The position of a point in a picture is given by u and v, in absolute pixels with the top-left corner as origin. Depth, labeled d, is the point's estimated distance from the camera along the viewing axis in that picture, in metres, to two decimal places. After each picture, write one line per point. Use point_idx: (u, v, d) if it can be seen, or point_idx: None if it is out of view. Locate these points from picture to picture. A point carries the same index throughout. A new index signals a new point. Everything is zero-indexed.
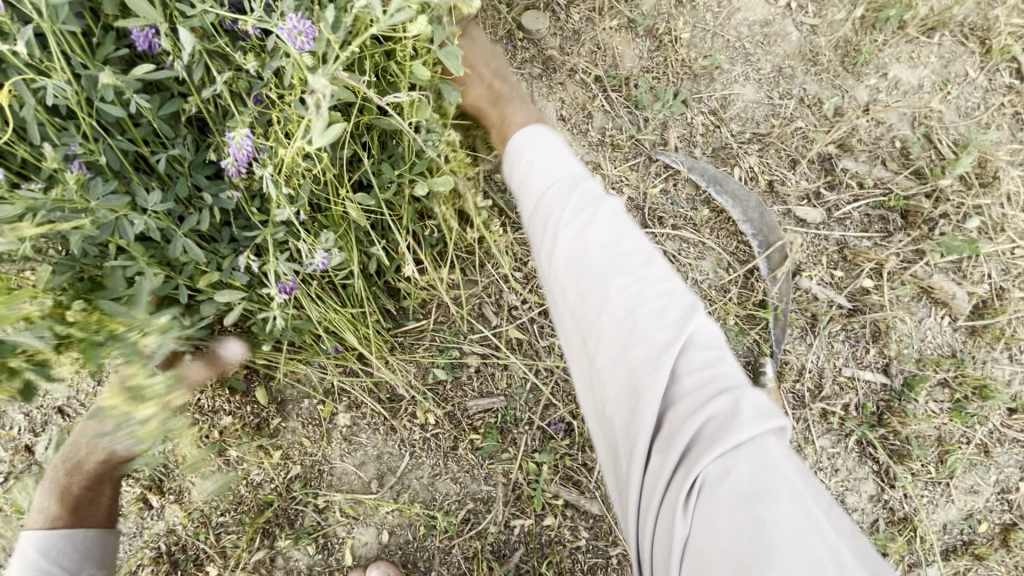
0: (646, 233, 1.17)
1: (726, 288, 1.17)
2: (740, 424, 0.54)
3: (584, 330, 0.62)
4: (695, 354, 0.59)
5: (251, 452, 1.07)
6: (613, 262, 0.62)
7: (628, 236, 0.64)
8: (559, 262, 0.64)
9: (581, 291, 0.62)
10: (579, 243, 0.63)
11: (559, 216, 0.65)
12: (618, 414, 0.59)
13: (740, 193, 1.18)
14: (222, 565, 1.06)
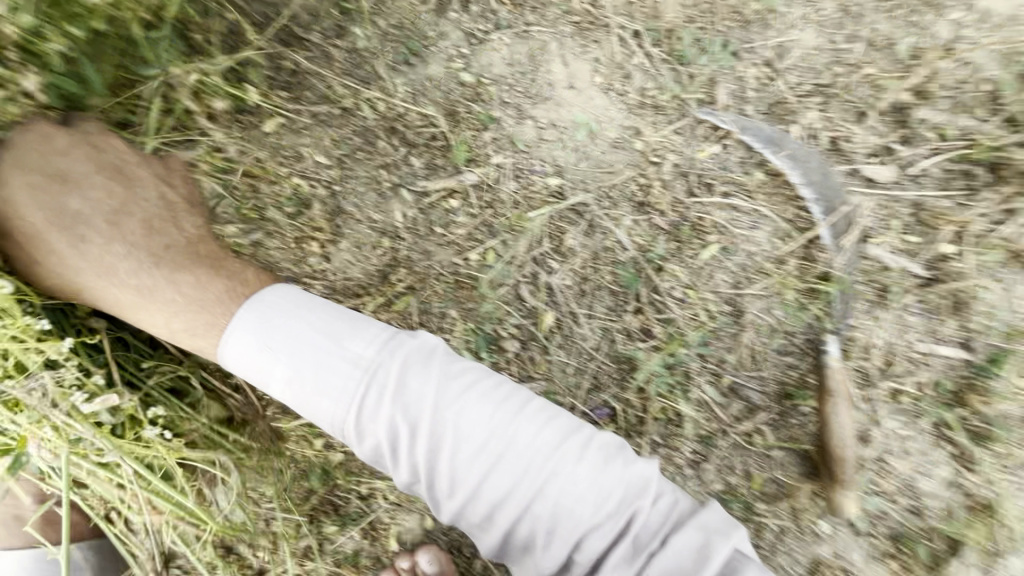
0: (693, 202, 1.08)
1: (784, 259, 1.07)
2: (641, 484, 0.71)
3: (496, 513, 0.70)
4: (602, 471, 0.70)
5: (293, 440, 1.08)
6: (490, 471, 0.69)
7: (491, 428, 0.70)
8: (439, 470, 0.70)
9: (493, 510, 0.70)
10: (444, 450, 0.70)
11: (409, 422, 0.71)
12: (572, 552, 0.69)
13: (800, 154, 1.07)
14: (273, 550, 1.08)
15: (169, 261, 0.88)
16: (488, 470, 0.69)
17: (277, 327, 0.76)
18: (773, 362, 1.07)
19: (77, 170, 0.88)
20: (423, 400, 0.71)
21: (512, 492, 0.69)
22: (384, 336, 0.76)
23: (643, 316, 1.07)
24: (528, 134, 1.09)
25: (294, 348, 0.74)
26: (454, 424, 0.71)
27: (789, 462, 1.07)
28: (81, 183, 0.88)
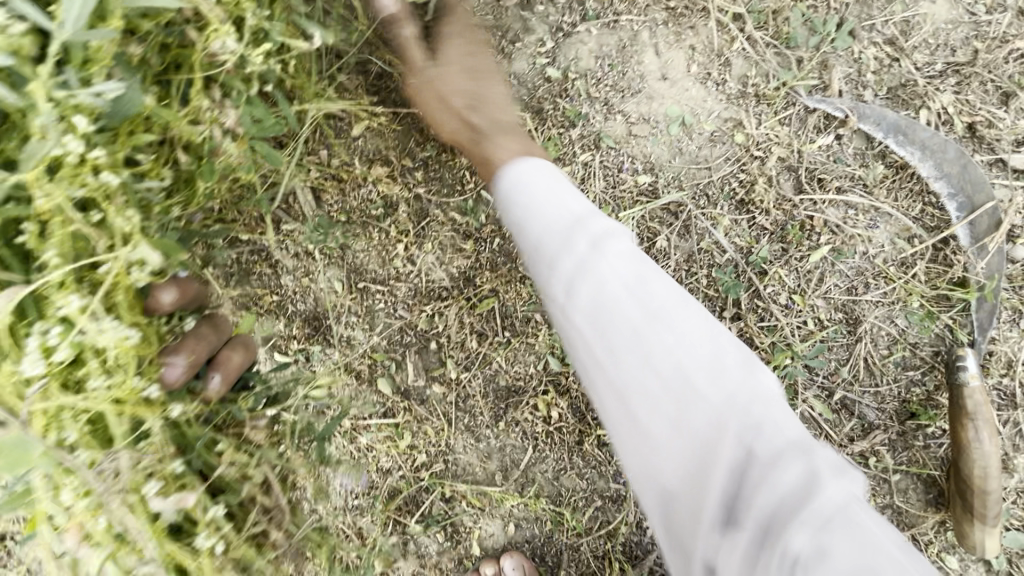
0: (801, 199, 0.98)
1: (909, 262, 0.96)
2: (813, 483, 0.49)
3: (636, 420, 0.58)
4: (769, 433, 0.53)
5: (380, 439, 1.09)
6: (694, 353, 0.57)
7: (682, 326, 0.59)
8: (596, 349, 0.60)
9: (673, 419, 0.56)
10: (613, 326, 0.59)
11: (580, 283, 0.61)
12: (677, 483, 0.56)
13: (932, 143, 0.95)
14: (360, 547, 1.09)
15: (489, 122, 0.90)
16: (656, 384, 0.57)
17: (540, 204, 0.67)
18: (893, 377, 0.96)
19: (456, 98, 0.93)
20: (622, 298, 0.59)
21: (657, 387, 0.57)
22: (615, 235, 0.64)
23: (743, 324, 0.99)
24: (617, 129, 1.03)
25: (540, 214, 0.66)
26: (648, 332, 0.58)
27: (912, 488, 0.97)
28: (485, 103, 0.93)
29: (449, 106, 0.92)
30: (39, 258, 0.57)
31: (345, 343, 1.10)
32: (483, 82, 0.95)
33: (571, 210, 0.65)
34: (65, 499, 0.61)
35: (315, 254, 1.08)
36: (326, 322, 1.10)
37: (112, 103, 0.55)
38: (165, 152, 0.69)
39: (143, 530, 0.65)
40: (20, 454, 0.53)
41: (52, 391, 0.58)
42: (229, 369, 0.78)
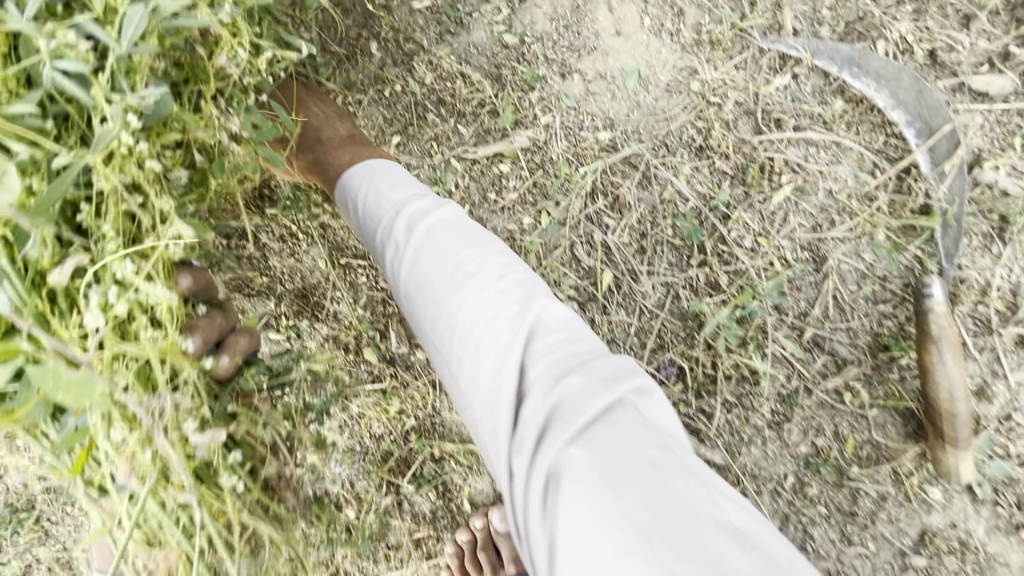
0: (761, 141, 0.98)
1: (873, 195, 0.95)
2: (585, 392, 0.56)
3: (445, 357, 0.63)
4: (549, 348, 0.60)
5: (369, 405, 1.15)
6: (496, 295, 0.63)
7: (480, 266, 0.65)
8: (416, 301, 0.66)
9: (473, 357, 0.60)
10: (426, 278, 0.65)
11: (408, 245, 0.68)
12: (484, 417, 0.60)
13: (888, 72, 0.94)
14: (357, 508, 1.14)
15: (321, 148, 0.91)
16: (454, 321, 0.62)
17: (377, 176, 0.80)
18: (864, 312, 0.96)
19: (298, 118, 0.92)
20: (434, 250, 0.67)
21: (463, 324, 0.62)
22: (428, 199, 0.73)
23: (710, 269, 1.00)
24: (575, 88, 1.05)
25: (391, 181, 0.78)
26: (452, 275, 0.64)
27: (890, 422, 0.97)
28: (323, 126, 0.93)
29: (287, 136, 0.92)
30: (93, 232, 0.54)
31: (331, 316, 1.15)
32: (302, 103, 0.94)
33: (390, 201, 0.74)
34: (114, 437, 0.61)
35: (297, 234, 1.14)
36: (312, 298, 1.15)
37: (153, 105, 0.54)
38: (184, 153, 0.65)
39: (182, 465, 0.64)
40: (84, 390, 0.50)
41: (107, 339, 0.56)
42: (237, 350, 0.81)
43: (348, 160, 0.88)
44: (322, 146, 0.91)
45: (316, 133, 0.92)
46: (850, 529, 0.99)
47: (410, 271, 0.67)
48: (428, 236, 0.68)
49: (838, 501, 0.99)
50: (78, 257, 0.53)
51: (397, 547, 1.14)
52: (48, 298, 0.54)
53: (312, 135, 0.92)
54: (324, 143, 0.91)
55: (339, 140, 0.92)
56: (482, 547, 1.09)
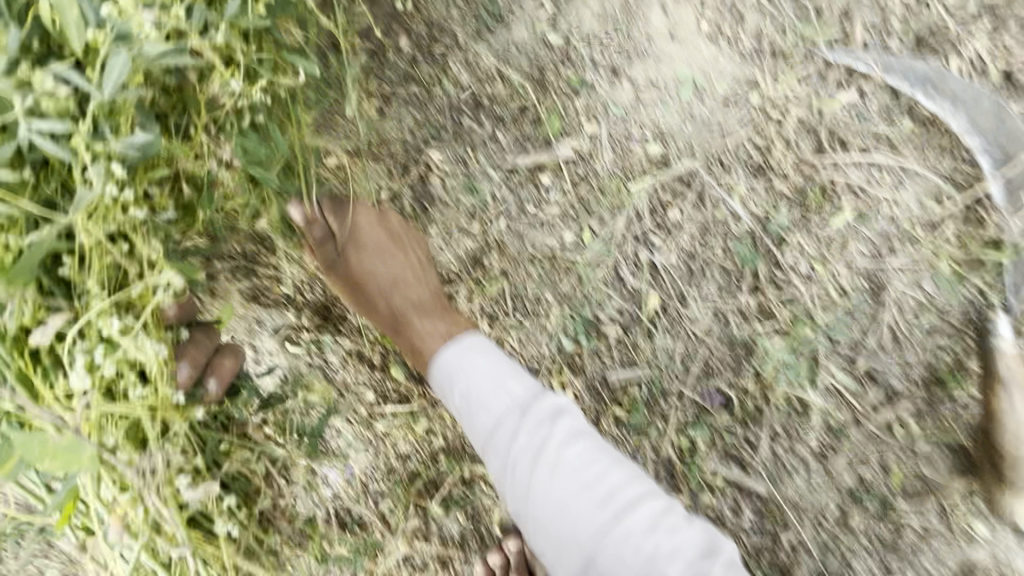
0: (823, 161, 0.93)
1: (939, 224, 0.91)
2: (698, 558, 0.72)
3: (574, 537, 0.74)
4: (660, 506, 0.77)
5: (396, 425, 1.10)
6: (616, 493, 0.77)
7: (609, 471, 0.78)
8: (552, 509, 0.75)
9: (599, 512, 0.75)
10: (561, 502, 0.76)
11: (540, 466, 0.77)
12: None
13: (964, 94, 0.88)
14: (382, 530, 1.10)
15: (427, 314, 0.91)
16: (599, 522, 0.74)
17: (486, 371, 0.84)
18: (921, 344, 0.93)
19: (398, 273, 0.92)
20: (569, 473, 0.77)
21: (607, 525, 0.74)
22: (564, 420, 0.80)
23: (762, 296, 0.95)
24: (625, 97, 0.98)
25: (508, 375, 0.83)
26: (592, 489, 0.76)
27: (940, 456, 0.94)
28: (417, 283, 0.93)
29: (381, 274, 0.91)
30: (80, 289, 0.64)
31: (356, 331, 1.09)
32: (394, 257, 0.92)
33: (512, 400, 0.82)
34: (104, 495, 0.69)
35: None
36: (336, 312, 1.09)
37: (136, 151, 0.60)
38: (173, 187, 0.73)
39: (173, 519, 0.71)
40: (73, 457, 0.61)
41: (97, 399, 0.65)
42: (223, 375, 0.79)
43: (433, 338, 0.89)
44: (418, 311, 0.91)
45: (416, 288, 0.92)
46: (892, 561, 0.97)
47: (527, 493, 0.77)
48: (559, 429, 0.79)
49: (881, 533, 0.97)
50: (60, 318, 0.62)
51: (423, 569, 1.10)
52: (31, 358, 0.64)
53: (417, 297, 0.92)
54: (424, 323, 0.90)
55: (439, 308, 0.93)
56: (516, 569, 1.06)
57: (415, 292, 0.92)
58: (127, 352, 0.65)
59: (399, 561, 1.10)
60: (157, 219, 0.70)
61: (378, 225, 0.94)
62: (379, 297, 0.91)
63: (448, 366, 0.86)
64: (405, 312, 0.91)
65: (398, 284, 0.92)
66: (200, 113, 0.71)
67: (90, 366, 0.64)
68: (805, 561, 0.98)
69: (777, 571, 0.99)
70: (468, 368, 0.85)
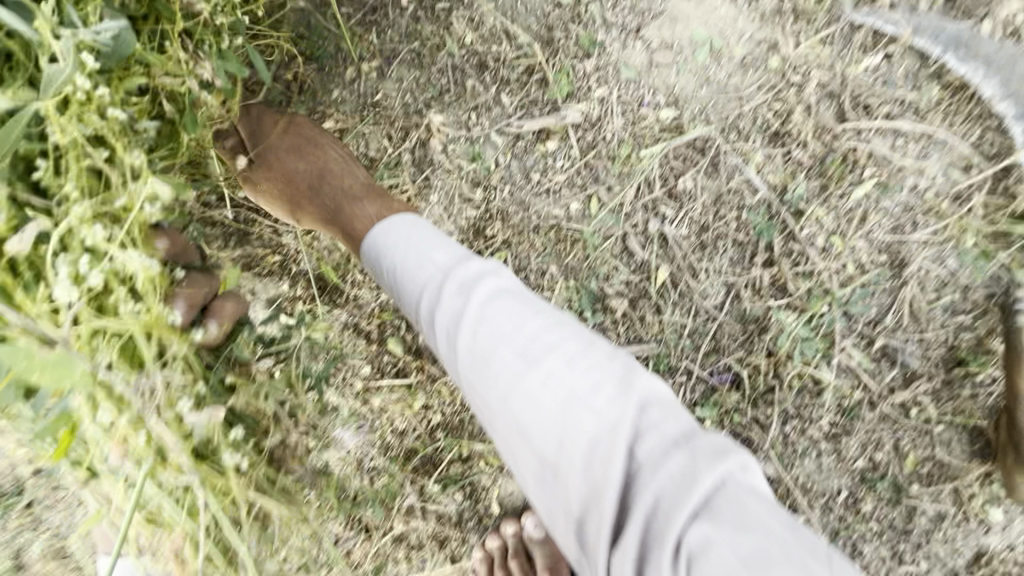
0: (844, 129, 0.88)
1: (965, 196, 0.86)
2: (690, 471, 0.49)
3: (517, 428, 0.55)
4: (653, 416, 0.53)
5: (393, 399, 1.06)
6: (571, 375, 0.56)
7: (562, 354, 0.57)
8: (486, 391, 0.57)
9: (550, 416, 0.54)
10: (499, 376, 0.57)
11: (466, 336, 0.59)
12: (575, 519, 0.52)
13: (997, 58, 0.83)
14: (377, 507, 1.07)
15: (343, 208, 0.86)
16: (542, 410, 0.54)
17: (419, 235, 0.71)
18: (941, 323, 0.89)
19: (329, 161, 0.89)
20: (495, 338, 0.58)
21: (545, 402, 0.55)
22: (493, 290, 0.62)
23: (777, 270, 0.91)
24: (637, 58, 0.93)
25: (436, 241, 0.69)
26: (535, 373, 0.56)
27: (956, 439, 0.91)
28: (316, 185, 0.88)
29: (294, 162, 0.88)
30: (57, 194, 0.52)
31: (352, 301, 1.05)
32: (309, 147, 0.89)
33: (435, 266, 0.65)
34: (101, 421, 0.60)
35: None
36: (331, 283, 1.05)
37: (110, 43, 0.52)
38: (150, 103, 0.61)
39: (180, 445, 0.64)
40: (63, 370, 0.52)
41: (85, 313, 0.55)
42: (223, 317, 0.77)
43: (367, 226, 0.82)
44: (353, 196, 0.86)
45: (346, 176, 0.88)
46: (903, 546, 0.94)
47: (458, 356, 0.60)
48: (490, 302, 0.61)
49: (893, 518, 0.94)
50: (39, 225, 0.49)
51: (419, 547, 1.08)
52: (10, 272, 0.53)
53: (321, 189, 0.87)
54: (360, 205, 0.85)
55: (373, 192, 0.87)
56: (514, 554, 1.03)
57: (350, 176, 0.89)
58: (126, 256, 0.55)
59: (394, 539, 1.08)
60: (137, 131, 0.58)
61: (285, 136, 0.89)
62: (280, 177, 0.88)
63: (377, 237, 0.75)
64: (291, 193, 0.89)
65: (285, 175, 0.88)
66: (177, 23, 0.60)
67: (76, 277, 0.52)
68: None
69: None
70: (405, 235, 0.73)
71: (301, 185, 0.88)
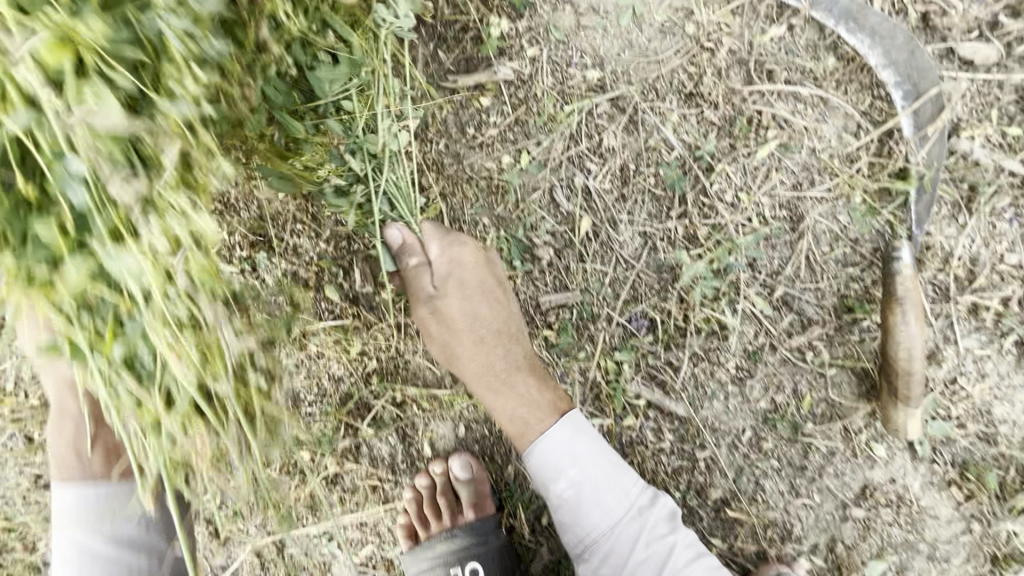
0: (750, 92, 0.96)
1: (854, 156, 0.95)
2: None
3: (593, 538, 0.91)
4: (684, 554, 0.91)
5: (329, 345, 1.09)
6: (655, 541, 0.91)
7: (641, 541, 0.91)
8: (578, 508, 0.91)
9: (617, 532, 0.91)
10: (607, 549, 0.91)
11: (582, 509, 0.91)
12: None
13: (883, 29, 0.91)
14: (312, 451, 1.11)
15: (525, 376, 0.97)
16: (608, 544, 0.91)
17: (581, 443, 0.94)
18: (834, 274, 0.97)
19: (487, 308, 0.98)
20: (582, 473, 0.92)
21: (616, 542, 0.91)
22: (631, 495, 0.92)
23: (689, 222, 0.98)
24: (566, 21, 0.99)
25: (587, 463, 0.93)
26: (611, 503, 0.91)
27: (845, 381, 1.00)
28: (503, 380, 0.96)
29: (479, 305, 0.97)
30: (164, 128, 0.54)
31: (289, 249, 1.07)
32: (489, 302, 0.98)
33: (569, 482, 0.92)
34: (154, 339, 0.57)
35: None
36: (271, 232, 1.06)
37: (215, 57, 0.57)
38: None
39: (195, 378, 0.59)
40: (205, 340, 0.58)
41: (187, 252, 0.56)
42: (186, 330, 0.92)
43: (525, 396, 0.96)
44: (532, 374, 0.98)
45: (514, 343, 0.98)
46: (798, 482, 1.02)
47: (565, 492, 0.92)
48: (584, 459, 0.93)
49: (790, 455, 1.02)
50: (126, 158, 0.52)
51: (353, 490, 1.12)
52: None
53: (515, 379, 0.96)
54: (543, 393, 0.96)
55: (533, 369, 0.98)
56: (441, 493, 1.08)
57: (503, 350, 0.97)
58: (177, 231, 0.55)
59: (328, 481, 1.11)
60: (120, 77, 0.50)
61: (479, 269, 0.98)
62: (463, 351, 0.97)
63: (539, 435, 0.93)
64: (495, 367, 0.97)
65: (472, 335, 0.97)
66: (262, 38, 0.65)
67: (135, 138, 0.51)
68: (718, 481, 1.03)
69: (691, 490, 1.03)
70: (569, 445, 0.93)
71: (483, 329, 0.98)
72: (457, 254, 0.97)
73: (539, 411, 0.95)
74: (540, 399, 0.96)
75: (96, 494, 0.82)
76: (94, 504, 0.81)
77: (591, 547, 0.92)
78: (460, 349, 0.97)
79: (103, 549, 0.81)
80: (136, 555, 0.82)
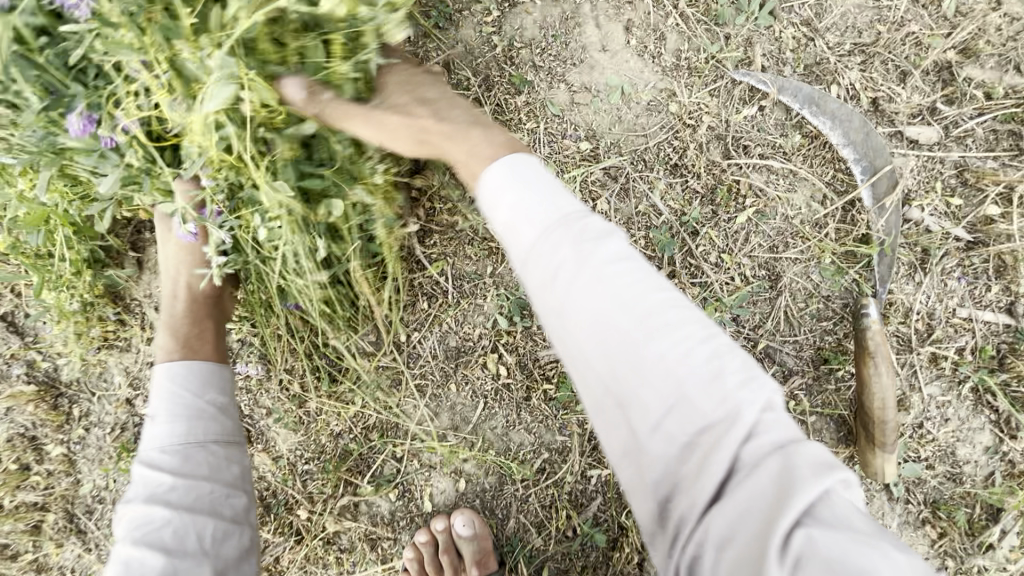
0: (729, 164, 1.06)
1: (822, 223, 1.05)
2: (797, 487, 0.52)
3: (563, 319, 0.63)
4: (716, 387, 0.57)
5: (329, 403, 1.10)
6: (679, 355, 0.59)
7: (645, 340, 0.59)
8: (560, 287, 0.62)
9: (611, 332, 0.60)
10: (579, 295, 0.61)
11: (552, 260, 0.63)
12: (605, 391, 0.61)
13: (842, 113, 1.04)
14: (310, 510, 1.10)
15: (473, 127, 0.76)
16: (587, 306, 0.61)
17: (542, 192, 0.65)
18: (809, 328, 1.06)
19: (434, 93, 0.82)
20: (572, 242, 0.62)
21: (606, 329, 0.60)
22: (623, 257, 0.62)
23: (678, 281, 1.06)
24: (561, 97, 1.08)
25: (555, 207, 0.64)
26: (644, 336, 0.59)
27: (825, 428, 1.07)
28: (442, 105, 0.80)
29: (403, 95, 0.81)
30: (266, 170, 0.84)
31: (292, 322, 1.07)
32: (443, 104, 0.80)
33: (543, 235, 0.63)
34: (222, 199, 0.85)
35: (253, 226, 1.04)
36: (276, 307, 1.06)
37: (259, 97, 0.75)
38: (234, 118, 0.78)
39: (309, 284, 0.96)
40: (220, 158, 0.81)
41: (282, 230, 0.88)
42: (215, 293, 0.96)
43: (475, 150, 0.72)
44: (473, 119, 0.77)
45: (455, 104, 0.81)
46: None
47: (527, 253, 0.65)
48: (543, 200, 0.65)
49: None
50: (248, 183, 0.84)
51: (351, 550, 1.10)
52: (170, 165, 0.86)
53: (453, 113, 0.78)
54: (498, 132, 0.75)
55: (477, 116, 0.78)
56: (443, 551, 1.06)
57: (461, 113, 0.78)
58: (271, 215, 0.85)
59: (327, 541, 1.10)
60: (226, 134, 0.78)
61: (400, 86, 0.82)
62: (396, 107, 0.80)
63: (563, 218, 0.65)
64: (433, 131, 0.77)
65: (403, 93, 0.81)
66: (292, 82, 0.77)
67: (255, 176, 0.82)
68: None
69: None
70: (524, 192, 0.65)
71: (430, 96, 0.81)
72: (389, 72, 0.84)
73: (480, 157, 0.70)
74: (497, 140, 0.72)
75: (183, 370, 0.88)
76: (190, 381, 0.88)
77: (564, 312, 0.63)
78: (393, 112, 0.78)
79: (187, 407, 0.85)
80: (204, 404, 0.87)
